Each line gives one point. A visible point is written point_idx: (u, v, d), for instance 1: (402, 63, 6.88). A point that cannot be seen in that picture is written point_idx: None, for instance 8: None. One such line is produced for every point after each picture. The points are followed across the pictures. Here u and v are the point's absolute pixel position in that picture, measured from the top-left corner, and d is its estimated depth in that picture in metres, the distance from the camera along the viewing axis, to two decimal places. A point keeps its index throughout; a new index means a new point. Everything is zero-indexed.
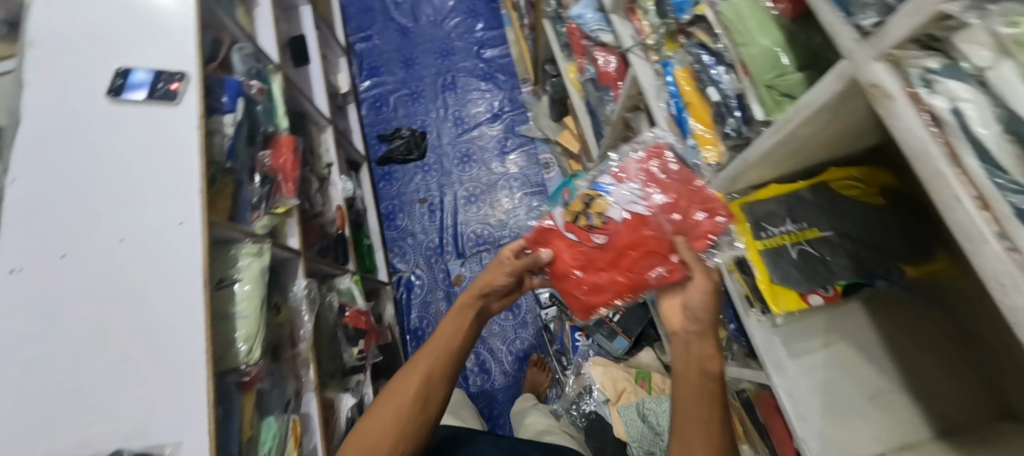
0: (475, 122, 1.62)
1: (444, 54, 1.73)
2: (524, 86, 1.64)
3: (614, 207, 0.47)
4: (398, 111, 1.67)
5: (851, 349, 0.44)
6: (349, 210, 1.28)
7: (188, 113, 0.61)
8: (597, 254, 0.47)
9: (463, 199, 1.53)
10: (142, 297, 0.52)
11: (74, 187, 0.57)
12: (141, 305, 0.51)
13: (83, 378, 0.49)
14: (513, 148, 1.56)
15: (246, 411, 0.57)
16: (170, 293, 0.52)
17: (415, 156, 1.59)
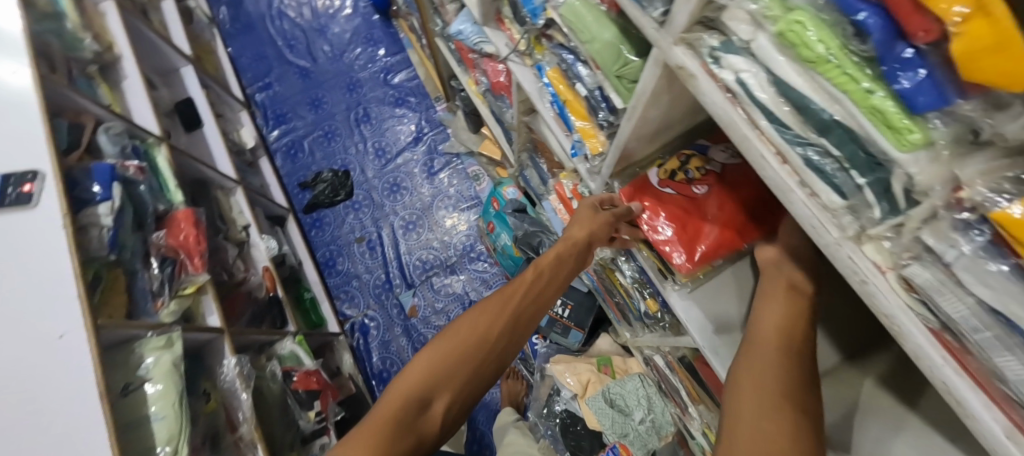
0: (397, 149, 1.59)
1: (350, 88, 1.69)
2: (438, 104, 1.63)
3: (714, 163, 0.47)
4: (315, 154, 1.61)
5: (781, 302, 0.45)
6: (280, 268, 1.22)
7: (49, 213, 0.55)
8: (682, 209, 0.46)
9: (401, 228, 1.50)
10: (30, 428, 0.47)
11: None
12: (30, 437, 0.46)
13: None
14: (440, 167, 1.55)
15: None
16: (59, 417, 0.47)
17: (342, 196, 1.54)
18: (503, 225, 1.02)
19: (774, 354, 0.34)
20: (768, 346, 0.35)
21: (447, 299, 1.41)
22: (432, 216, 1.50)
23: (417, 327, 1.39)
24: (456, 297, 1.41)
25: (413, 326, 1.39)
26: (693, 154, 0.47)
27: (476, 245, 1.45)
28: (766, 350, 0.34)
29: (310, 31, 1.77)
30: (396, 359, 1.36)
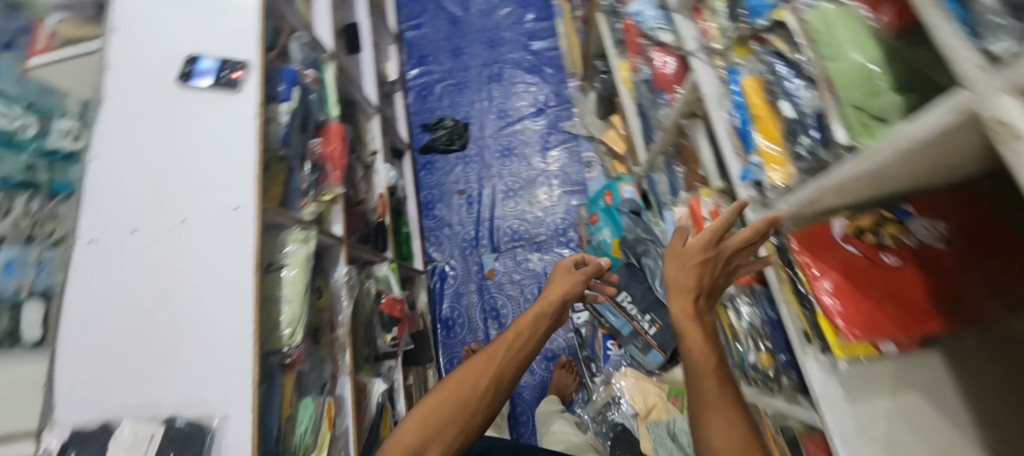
0: (518, 116, 1.60)
1: (491, 45, 1.72)
2: (571, 80, 1.60)
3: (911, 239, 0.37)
4: (443, 102, 1.68)
5: (924, 404, 0.38)
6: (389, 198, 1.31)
7: (247, 100, 0.64)
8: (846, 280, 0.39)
9: (501, 193, 1.52)
10: (200, 273, 0.55)
11: (146, 166, 0.61)
12: (190, 291, 0.54)
13: (146, 325, 0.53)
14: (555, 143, 1.54)
15: (287, 392, 0.59)
16: (219, 283, 0.54)
17: (458, 147, 1.60)
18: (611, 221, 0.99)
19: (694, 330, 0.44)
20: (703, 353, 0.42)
21: (524, 274, 1.43)
22: (534, 190, 1.50)
23: (489, 289, 1.43)
24: (535, 274, 1.42)
25: (485, 287, 1.43)
26: (891, 219, 0.38)
27: (568, 231, 1.44)
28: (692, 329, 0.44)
29: None
30: (463, 312, 1.42)
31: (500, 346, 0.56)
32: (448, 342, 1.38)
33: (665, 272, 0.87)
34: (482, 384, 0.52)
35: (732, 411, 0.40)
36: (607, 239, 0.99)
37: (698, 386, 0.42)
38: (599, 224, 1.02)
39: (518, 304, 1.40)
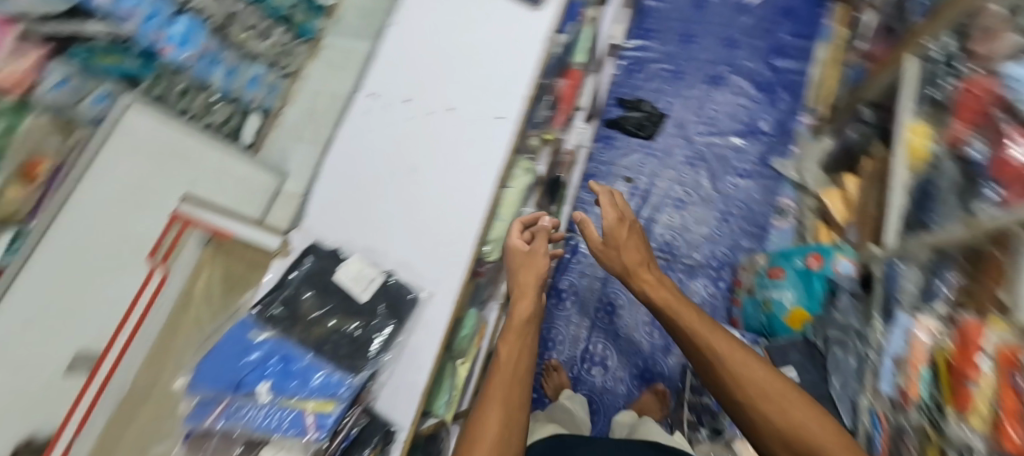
0: (725, 130, 1.39)
1: (729, 44, 1.48)
2: (802, 116, 1.38)
3: None
4: (649, 84, 1.48)
5: None
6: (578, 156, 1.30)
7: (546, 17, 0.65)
8: None
9: (669, 200, 1.34)
10: (452, 160, 0.60)
11: (434, 46, 0.66)
12: (399, 186, 0.59)
13: (394, 189, 0.59)
14: (755, 174, 1.32)
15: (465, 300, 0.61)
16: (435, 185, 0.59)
17: (643, 136, 1.42)
18: (805, 287, 0.90)
19: (742, 365, 0.55)
20: (751, 377, 0.55)
21: None
22: (707, 211, 1.31)
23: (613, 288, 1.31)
24: None
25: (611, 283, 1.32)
26: None
27: (724, 268, 1.26)
28: (750, 370, 0.55)
29: None
30: (578, 299, 1.31)
31: (504, 365, 0.52)
32: (557, 315, 1.30)
33: (853, 368, 0.79)
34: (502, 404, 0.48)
35: (736, 353, 0.56)
36: (789, 302, 0.91)
37: (754, 391, 0.54)
38: (790, 283, 0.92)
39: (636, 316, 1.27)
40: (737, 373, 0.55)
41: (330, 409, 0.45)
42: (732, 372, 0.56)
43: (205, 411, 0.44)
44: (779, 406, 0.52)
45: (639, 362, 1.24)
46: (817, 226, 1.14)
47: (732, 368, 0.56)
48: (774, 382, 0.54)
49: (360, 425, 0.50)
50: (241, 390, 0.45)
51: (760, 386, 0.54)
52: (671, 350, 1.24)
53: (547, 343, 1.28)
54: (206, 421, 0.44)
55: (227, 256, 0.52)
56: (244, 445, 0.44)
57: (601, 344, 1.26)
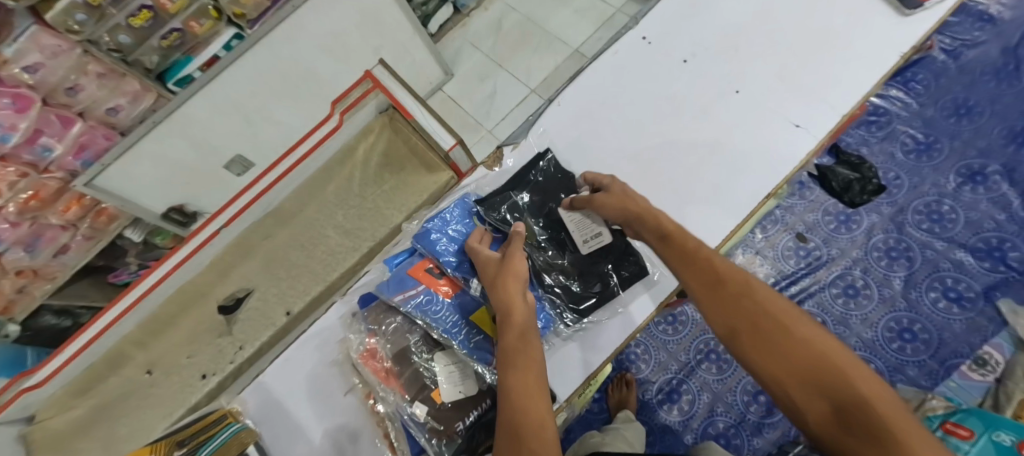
0: (956, 239, 1.10)
1: (1016, 141, 1.14)
2: None
3: None
4: (882, 144, 1.21)
5: None
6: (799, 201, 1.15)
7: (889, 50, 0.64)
8: None
9: (839, 283, 1.12)
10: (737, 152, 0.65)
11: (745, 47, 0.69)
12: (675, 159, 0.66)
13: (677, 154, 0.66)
14: (968, 303, 1.05)
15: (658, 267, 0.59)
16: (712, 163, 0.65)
17: (844, 201, 1.18)
18: None
19: (793, 341, 0.43)
20: (803, 355, 0.41)
21: None
22: (882, 316, 1.08)
23: None
24: None
25: None
26: None
27: None
28: (802, 347, 0.42)
29: None
30: (684, 332, 1.20)
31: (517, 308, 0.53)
32: (656, 334, 1.21)
33: None
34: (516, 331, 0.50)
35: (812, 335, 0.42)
36: None
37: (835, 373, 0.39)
38: (973, 449, 0.76)
39: (739, 377, 1.13)
40: (767, 313, 0.45)
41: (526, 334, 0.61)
42: (750, 315, 0.46)
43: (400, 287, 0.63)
44: (825, 367, 0.40)
45: (718, 423, 1.11)
46: None
47: (753, 321, 0.45)
48: (807, 327, 0.44)
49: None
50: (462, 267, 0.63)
51: (803, 338, 0.43)
52: (762, 432, 1.08)
53: (632, 355, 1.21)
54: (393, 296, 0.62)
55: (386, 142, 1.19)
56: (444, 336, 0.59)
57: (686, 386, 1.15)
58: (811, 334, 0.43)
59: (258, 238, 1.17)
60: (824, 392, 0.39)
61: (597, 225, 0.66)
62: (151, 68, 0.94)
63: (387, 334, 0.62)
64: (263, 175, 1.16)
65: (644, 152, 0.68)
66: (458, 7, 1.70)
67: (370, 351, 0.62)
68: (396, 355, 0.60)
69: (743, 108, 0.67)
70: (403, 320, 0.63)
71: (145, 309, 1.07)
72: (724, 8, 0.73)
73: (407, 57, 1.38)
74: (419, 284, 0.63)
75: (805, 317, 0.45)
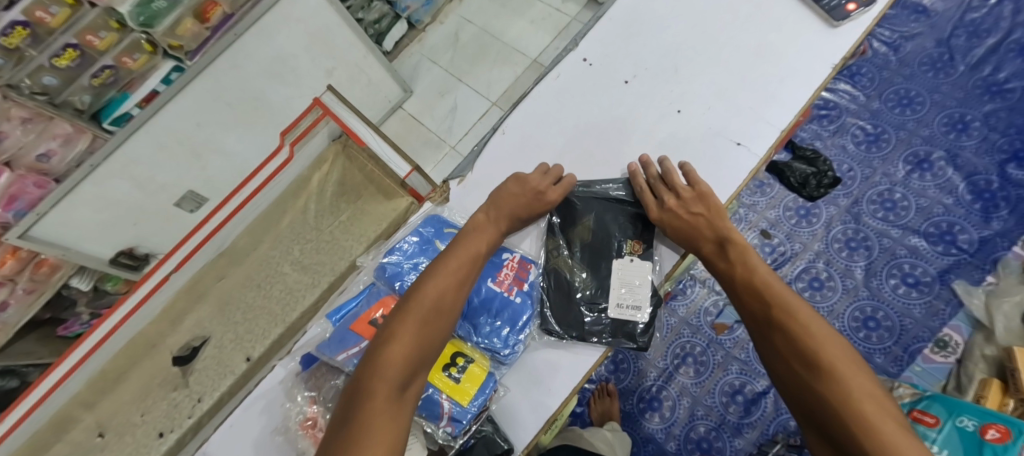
0: (909, 225, 1.14)
1: (956, 127, 1.18)
2: (1021, 245, 1.07)
3: None
4: (834, 138, 1.24)
5: None
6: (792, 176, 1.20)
7: (823, 61, 0.65)
8: None
9: (804, 277, 1.14)
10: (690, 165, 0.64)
11: (681, 63, 0.69)
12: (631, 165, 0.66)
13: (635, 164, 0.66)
14: (925, 287, 1.08)
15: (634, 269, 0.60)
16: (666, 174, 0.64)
17: (803, 196, 1.20)
18: (963, 450, 0.74)
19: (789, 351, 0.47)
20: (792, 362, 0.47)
21: (756, 364, 1.13)
22: (846, 306, 1.10)
23: (703, 340, 1.17)
24: (759, 372, 1.12)
25: (707, 337, 1.18)
26: None
27: None
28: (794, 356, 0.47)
29: (1011, 35, 1.23)
30: (661, 338, 1.20)
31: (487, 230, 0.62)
32: None
33: None
34: (462, 275, 0.57)
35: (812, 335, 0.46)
36: None
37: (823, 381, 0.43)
38: (940, 437, 0.78)
39: (716, 379, 1.14)
40: (800, 334, 0.47)
41: (489, 371, 0.57)
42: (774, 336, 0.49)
43: (342, 344, 0.57)
44: (831, 397, 0.42)
45: (699, 427, 1.11)
46: (986, 379, 0.92)
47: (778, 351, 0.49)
48: (832, 349, 0.45)
49: (479, 434, 0.57)
50: None
51: (818, 363, 0.45)
52: (741, 433, 1.09)
53: (610, 364, 1.21)
54: (336, 356, 0.57)
55: (341, 171, 1.15)
56: None
57: (666, 392, 1.15)
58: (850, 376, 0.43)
59: (209, 282, 1.13)
60: (821, 419, 0.43)
61: (642, 299, 0.59)
62: (82, 108, 0.88)
63: (328, 400, 0.57)
64: (221, 206, 1.14)
65: (585, 173, 0.67)
66: (412, 22, 1.67)
67: (311, 420, 0.57)
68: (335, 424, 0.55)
69: (685, 130, 0.66)
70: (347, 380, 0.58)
71: (93, 365, 1.00)
72: (667, 25, 0.72)
73: (363, 76, 1.35)
74: (365, 339, 0.57)
75: (828, 334, 0.46)
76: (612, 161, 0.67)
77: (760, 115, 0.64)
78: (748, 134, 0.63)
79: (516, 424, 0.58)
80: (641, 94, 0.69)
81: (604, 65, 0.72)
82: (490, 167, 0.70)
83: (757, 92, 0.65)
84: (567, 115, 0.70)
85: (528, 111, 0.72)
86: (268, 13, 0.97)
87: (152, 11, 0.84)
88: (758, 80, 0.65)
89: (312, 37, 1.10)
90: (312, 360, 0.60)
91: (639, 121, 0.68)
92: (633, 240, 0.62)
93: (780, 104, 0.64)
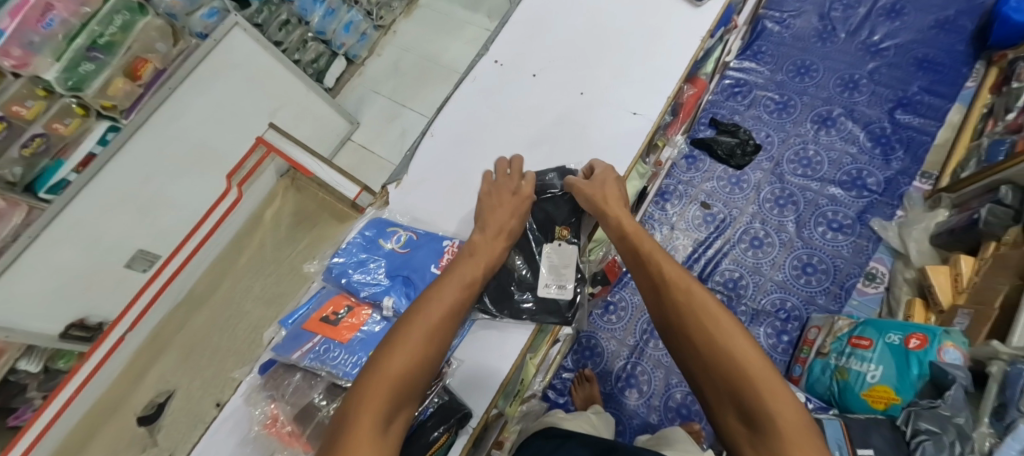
0: (825, 177, 1.26)
1: (849, 86, 1.33)
2: (919, 179, 1.20)
3: None
4: (749, 110, 1.37)
5: None
6: (719, 149, 1.32)
7: (695, 33, 0.74)
8: None
9: (745, 238, 1.24)
10: (598, 138, 0.71)
11: (580, 53, 0.77)
12: (551, 149, 0.71)
13: (551, 145, 0.72)
14: (848, 229, 1.19)
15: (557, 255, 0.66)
16: (580, 150, 0.70)
17: (731, 165, 1.31)
18: (897, 366, 0.81)
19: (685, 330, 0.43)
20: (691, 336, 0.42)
21: None
22: (786, 257, 1.20)
23: None
24: None
25: None
26: None
27: (791, 321, 1.14)
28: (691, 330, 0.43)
29: (878, 2, 1.41)
30: (627, 316, 1.26)
31: (478, 252, 0.58)
32: (602, 326, 1.26)
33: None
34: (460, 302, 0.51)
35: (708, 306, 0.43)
36: (872, 377, 0.83)
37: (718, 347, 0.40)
38: (875, 356, 0.84)
39: None
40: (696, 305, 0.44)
41: None
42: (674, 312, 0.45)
43: (296, 343, 0.59)
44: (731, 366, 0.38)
45: (677, 395, 1.16)
46: (911, 300, 1.02)
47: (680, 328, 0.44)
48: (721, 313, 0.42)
49: (439, 402, 0.57)
50: (368, 295, 0.61)
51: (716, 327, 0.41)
52: None
53: (586, 351, 1.25)
54: (290, 354, 0.58)
55: (294, 202, 1.28)
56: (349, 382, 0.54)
57: (640, 367, 1.20)
58: (742, 342, 0.40)
59: (171, 332, 1.14)
60: (730, 397, 0.37)
61: (566, 278, 0.65)
62: (15, 181, 0.84)
63: (287, 396, 0.58)
64: (172, 257, 1.12)
65: (507, 158, 0.72)
66: (351, 57, 1.72)
67: (272, 415, 0.58)
68: (295, 417, 0.56)
69: (589, 108, 0.73)
70: (305, 374, 0.59)
71: (49, 443, 0.97)
72: (564, 22, 0.80)
73: (307, 113, 1.38)
74: (317, 334, 0.59)
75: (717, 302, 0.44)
76: (529, 148, 0.72)
77: (649, 86, 0.72)
78: (643, 104, 0.71)
79: (472, 390, 0.61)
80: (549, 84, 0.76)
81: (513, 64, 0.79)
82: (424, 168, 0.75)
83: (645, 68, 0.74)
84: (488, 113, 0.76)
85: (452, 116, 0.77)
86: (200, 64, 1.00)
87: (80, 76, 0.87)
88: (646, 58, 0.74)
89: (248, 81, 1.13)
90: (271, 365, 0.61)
91: (551, 109, 0.74)
92: (561, 226, 0.67)
93: (667, 74, 0.72)
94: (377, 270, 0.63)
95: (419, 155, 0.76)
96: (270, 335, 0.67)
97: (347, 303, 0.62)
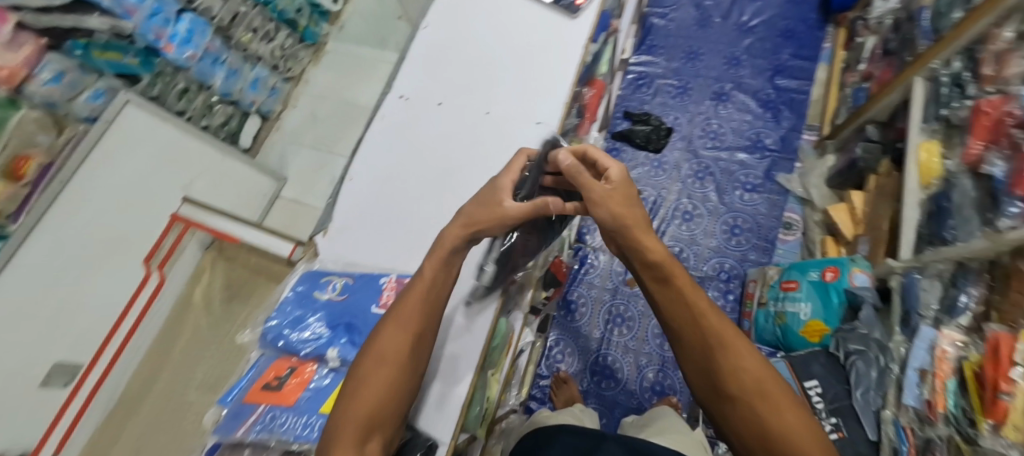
0: (732, 146, 1.38)
1: (733, 63, 1.48)
2: (806, 132, 1.36)
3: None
4: (655, 98, 1.48)
5: None
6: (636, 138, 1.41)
7: (578, 40, 0.81)
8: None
9: (677, 214, 1.32)
10: (510, 151, 0.74)
11: (478, 75, 0.81)
12: (471, 169, 0.74)
13: (468, 166, 0.74)
14: (761, 188, 1.31)
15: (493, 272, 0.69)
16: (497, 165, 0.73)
17: (651, 151, 1.41)
18: (821, 299, 0.90)
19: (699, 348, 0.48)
20: (712, 356, 0.47)
21: None
22: (715, 224, 1.29)
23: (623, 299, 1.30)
24: None
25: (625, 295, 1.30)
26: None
27: (732, 280, 1.23)
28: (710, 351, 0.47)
29: None
30: (588, 311, 1.29)
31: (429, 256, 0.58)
32: (567, 326, 1.29)
33: (874, 383, 0.75)
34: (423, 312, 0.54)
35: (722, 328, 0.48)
36: (806, 315, 0.91)
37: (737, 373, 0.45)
38: (804, 294, 0.92)
39: (647, 327, 1.25)
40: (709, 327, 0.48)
41: None
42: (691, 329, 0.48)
43: (238, 420, 0.55)
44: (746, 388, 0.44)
45: (649, 374, 1.21)
46: (824, 239, 1.14)
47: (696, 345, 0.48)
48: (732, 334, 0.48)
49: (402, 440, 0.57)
50: (312, 351, 0.60)
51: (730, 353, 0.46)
52: None
53: (557, 354, 1.27)
54: (234, 433, 0.54)
55: (224, 274, 1.16)
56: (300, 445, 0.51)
57: (611, 357, 1.24)
58: (752, 364, 0.46)
59: (103, 447, 0.95)
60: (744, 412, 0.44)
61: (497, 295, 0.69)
62: None
63: None
64: (96, 361, 0.97)
65: (428, 187, 0.74)
66: (264, 114, 1.67)
67: None
68: None
69: (495, 126, 0.76)
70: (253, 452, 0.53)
71: None
72: (461, 49, 0.84)
73: (226, 179, 1.32)
74: (261, 404, 0.56)
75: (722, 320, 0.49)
76: (449, 171, 0.74)
77: (547, 95, 0.77)
78: (546, 112, 0.76)
79: (433, 416, 0.61)
80: (456, 109, 0.79)
81: (419, 96, 0.81)
82: (350, 212, 0.74)
83: (542, 79, 0.79)
84: (403, 147, 0.78)
85: (369, 155, 0.78)
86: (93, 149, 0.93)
87: None
88: (540, 70, 0.79)
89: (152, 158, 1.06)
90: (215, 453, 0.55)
91: (462, 132, 0.77)
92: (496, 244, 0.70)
93: (561, 81, 0.78)
94: (315, 323, 0.62)
95: (342, 200, 0.75)
96: (211, 419, 0.63)
97: (289, 365, 0.60)
